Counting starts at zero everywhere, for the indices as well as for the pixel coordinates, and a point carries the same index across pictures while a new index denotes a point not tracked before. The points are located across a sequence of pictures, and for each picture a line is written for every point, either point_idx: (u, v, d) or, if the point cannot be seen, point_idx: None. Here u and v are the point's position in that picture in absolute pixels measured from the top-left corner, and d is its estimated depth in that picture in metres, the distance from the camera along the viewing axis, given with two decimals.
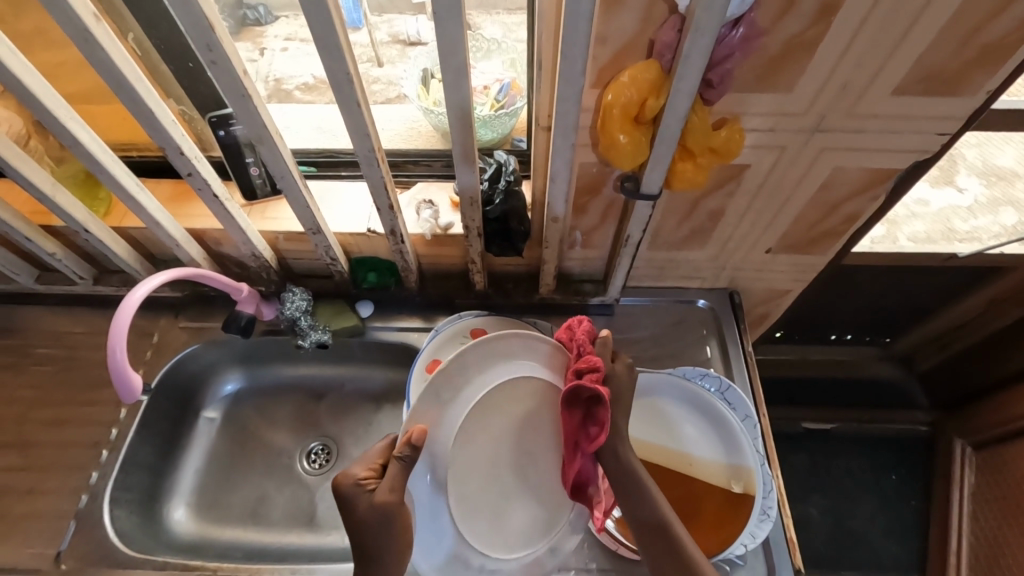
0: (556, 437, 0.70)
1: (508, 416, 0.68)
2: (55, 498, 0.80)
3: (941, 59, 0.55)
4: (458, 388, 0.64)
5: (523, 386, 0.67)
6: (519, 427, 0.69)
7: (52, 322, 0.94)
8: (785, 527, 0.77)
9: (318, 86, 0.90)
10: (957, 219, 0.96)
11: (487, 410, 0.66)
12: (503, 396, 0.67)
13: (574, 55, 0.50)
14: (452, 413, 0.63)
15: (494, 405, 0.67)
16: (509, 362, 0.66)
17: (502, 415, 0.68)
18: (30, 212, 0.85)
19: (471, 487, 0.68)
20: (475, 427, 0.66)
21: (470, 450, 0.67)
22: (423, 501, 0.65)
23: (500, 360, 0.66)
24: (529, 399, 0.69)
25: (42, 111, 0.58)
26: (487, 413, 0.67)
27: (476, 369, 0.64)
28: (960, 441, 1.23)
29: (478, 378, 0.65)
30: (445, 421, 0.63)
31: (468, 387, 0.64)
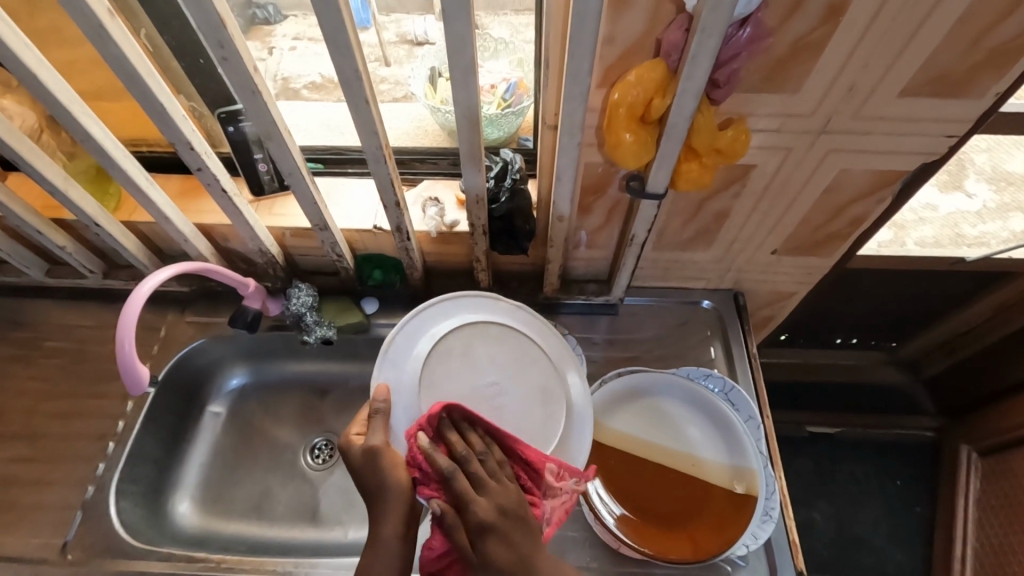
0: (511, 359, 0.74)
1: (463, 357, 0.73)
2: (63, 489, 0.81)
3: (950, 62, 0.55)
4: (402, 351, 0.72)
5: (468, 330, 0.74)
6: (482, 364, 0.73)
7: (62, 315, 0.95)
8: (788, 530, 0.76)
9: (326, 85, 0.90)
10: (965, 224, 0.96)
11: (441, 356, 0.72)
12: (452, 342, 0.73)
13: (580, 55, 0.50)
14: (411, 368, 0.71)
15: (446, 350, 0.72)
16: (448, 314, 0.75)
17: (462, 360, 0.73)
18: (42, 205, 0.86)
19: None
20: (437, 374, 0.71)
21: (445, 393, 0.70)
22: None
23: (435, 317, 0.74)
24: (480, 342, 0.74)
25: (56, 106, 0.59)
26: (445, 361, 0.72)
27: (420, 335, 0.73)
28: (966, 448, 1.22)
29: (422, 336, 0.73)
30: (406, 376, 0.70)
31: (416, 345, 0.72)
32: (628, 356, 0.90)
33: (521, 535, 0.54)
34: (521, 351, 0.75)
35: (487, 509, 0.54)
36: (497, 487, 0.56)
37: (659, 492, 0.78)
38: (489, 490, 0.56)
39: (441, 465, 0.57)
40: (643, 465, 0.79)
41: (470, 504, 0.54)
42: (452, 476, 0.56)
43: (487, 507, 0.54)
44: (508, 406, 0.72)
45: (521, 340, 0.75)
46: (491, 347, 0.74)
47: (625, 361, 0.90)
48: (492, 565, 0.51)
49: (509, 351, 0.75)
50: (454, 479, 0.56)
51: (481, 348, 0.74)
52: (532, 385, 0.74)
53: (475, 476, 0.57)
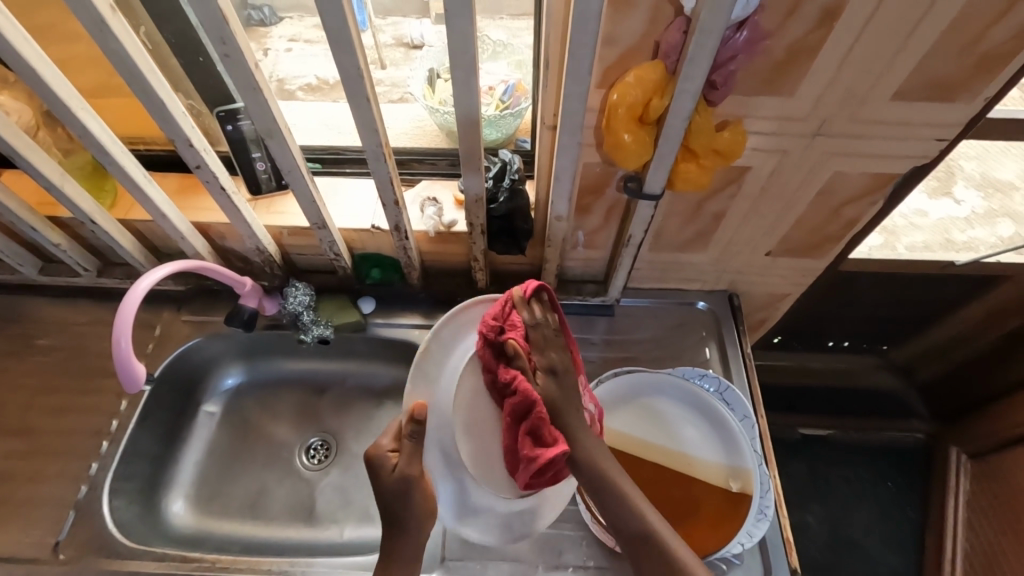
0: None
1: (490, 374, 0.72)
2: (56, 488, 0.81)
3: (941, 66, 0.57)
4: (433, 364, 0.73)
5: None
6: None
7: (55, 313, 0.94)
8: (782, 527, 0.77)
9: (322, 87, 0.90)
10: (955, 229, 0.97)
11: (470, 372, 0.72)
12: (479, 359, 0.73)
13: (581, 54, 0.51)
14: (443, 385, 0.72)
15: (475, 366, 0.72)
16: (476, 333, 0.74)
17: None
18: (37, 202, 0.85)
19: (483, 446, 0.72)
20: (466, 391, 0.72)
21: (474, 416, 0.72)
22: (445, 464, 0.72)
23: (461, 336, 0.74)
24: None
25: (54, 101, 0.58)
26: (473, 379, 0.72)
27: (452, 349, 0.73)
28: (956, 450, 1.24)
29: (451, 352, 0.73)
30: (438, 398, 0.72)
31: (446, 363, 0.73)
32: (625, 356, 0.91)
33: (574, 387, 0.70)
34: None
35: (558, 356, 0.70)
36: (563, 351, 0.71)
37: (655, 491, 0.79)
38: (559, 345, 0.71)
39: (529, 317, 0.70)
40: (639, 464, 0.80)
41: (545, 352, 0.70)
42: (534, 328, 0.70)
43: (556, 360, 0.70)
44: None
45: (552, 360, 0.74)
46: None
47: (622, 361, 0.91)
48: (550, 400, 0.68)
49: None
50: (535, 330, 0.70)
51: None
52: None
53: (551, 333, 0.71)
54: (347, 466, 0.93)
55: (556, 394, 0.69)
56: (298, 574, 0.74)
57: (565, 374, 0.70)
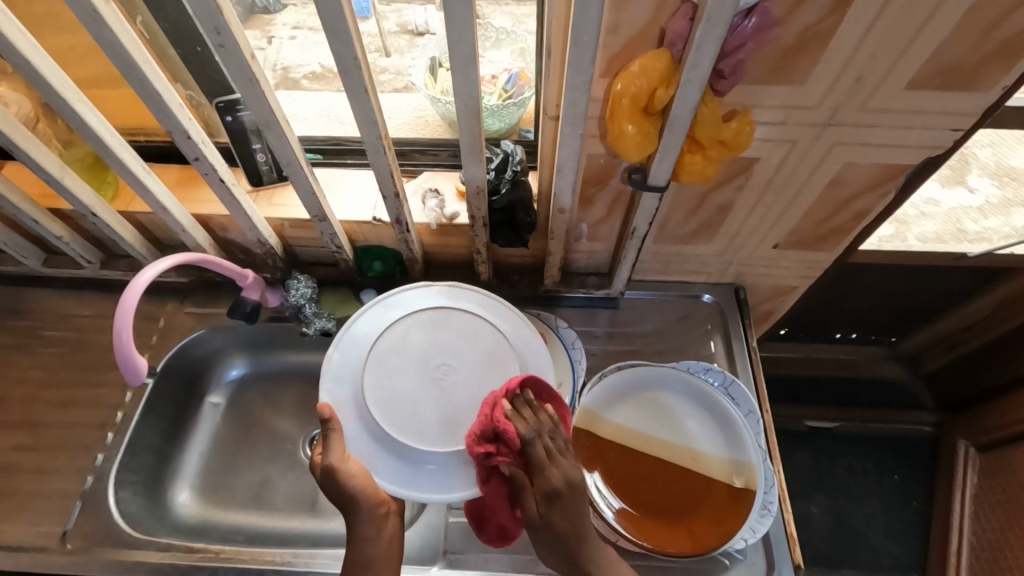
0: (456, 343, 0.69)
1: (400, 355, 0.68)
2: (63, 478, 0.82)
3: (958, 53, 0.55)
4: (341, 363, 0.68)
5: (406, 322, 0.70)
6: (426, 350, 0.69)
7: (60, 305, 0.95)
8: (786, 523, 0.77)
9: (325, 75, 0.89)
10: (967, 219, 0.95)
11: (378, 358, 0.68)
12: (387, 343, 0.69)
13: (584, 43, 0.49)
14: (351, 382, 0.67)
15: (384, 349, 0.68)
16: (381, 316, 0.71)
17: (403, 355, 0.68)
18: (38, 195, 0.85)
19: (412, 419, 0.65)
20: (378, 378, 0.67)
21: (390, 392, 0.67)
22: (377, 453, 0.65)
23: (366, 325, 0.71)
24: (421, 331, 0.70)
25: (50, 93, 0.58)
26: (384, 363, 0.68)
27: (358, 339, 0.70)
28: (964, 442, 1.23)
29: (357, 345, 0.69)
30: (347, 391, 0.67)
31: (351, 357, 0.69)
32: (627, 350, 0.90)
33: (573, 505, 0.60)
34: (465, 325, 0.71)
35: (558, 480, 0.59)
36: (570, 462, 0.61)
37: (657, 486, 0.78)
38: (562, 463, 0.60)
39: (525, 434, 0.59)
40: (642, 458, 0.79)
41: (546, 473, 0.59)
42: (531, 449, 0.59)
43: (559, 478, 0.59)
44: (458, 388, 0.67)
45: (463, 317, 0.71)
46: (433, 332, 0.70)
47: (624, 354, 0.90)
48: (552, 529, 0.60)
49: (452, 331, 0.70)
50: (533, 447, 0.59)
51: (423, 336, 0.69)
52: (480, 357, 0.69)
53: (552, 451, 0.60)
54: None
55: (558, 519, 0.60)
56: (300, 566, 0.74)
57: (569, 494, 0.60)
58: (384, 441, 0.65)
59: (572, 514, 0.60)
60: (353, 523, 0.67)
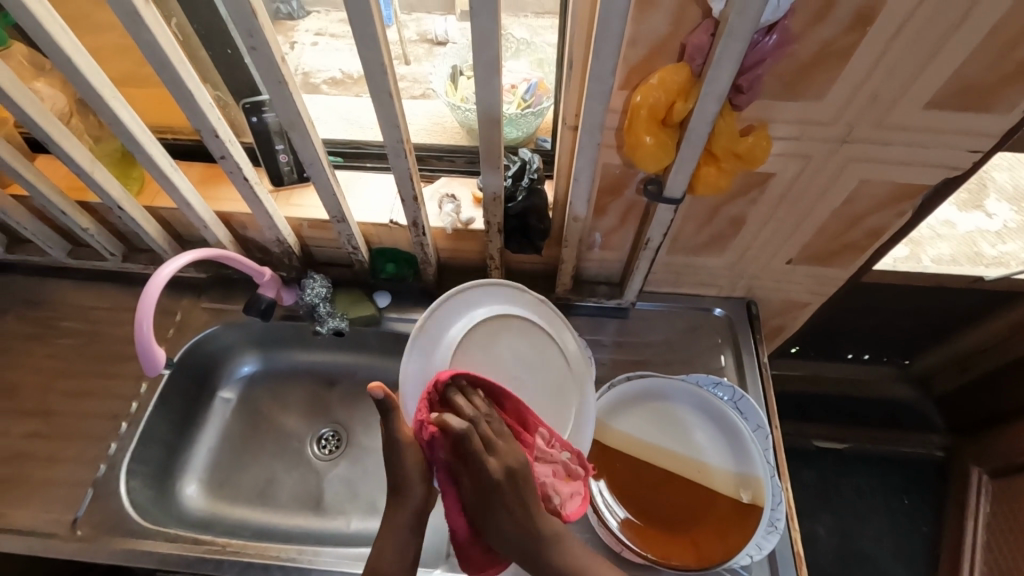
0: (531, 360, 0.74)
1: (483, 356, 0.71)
2: (76, 466, 0.83)
3: (976, 75, 0.55)
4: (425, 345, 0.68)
5: (497, 322, 0.73)
6: (506, 359, 0.73)
7: (81, 296, 0.97)
8: (793, 541, 0.76)
9: (345, 81, 0.91)
10: (983, 242, 0.95)
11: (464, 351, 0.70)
12: (472, 340, 0.71)
13: (605, 55, 0.51)
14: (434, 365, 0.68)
15: (471, 345, 0.70)
16: (471, 306, 0.72)
17: (487, 354, 0.72)
18: (67, 187, 0.87)
19: None
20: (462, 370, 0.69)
21: None
22: None
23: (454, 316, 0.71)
24: (505, 335, 0.73)
25: (87, 90, 0.60)
26: (468, 358, 0.70)
27: (449, 323, 0.70)
28: (977, 469, 1.21)
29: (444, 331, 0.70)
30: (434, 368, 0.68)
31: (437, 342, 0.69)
32: (636, 360, 0.90)
33: (513, 496, 0.58)
34: (542, 345, 0.75)
35: (497, 471, 0.57)
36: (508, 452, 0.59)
37: (663, 498, 0.78)
38: (498, 452, 0.58)
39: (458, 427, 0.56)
40: (649, 470, 0.79)
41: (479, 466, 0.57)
42: (464, 441, 0.56)
43: (495, 468, 0.57)
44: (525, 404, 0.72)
45: (542, 337, 0.75)
46: (516, 342, 0.74)
47: (633, 365, 0.90)
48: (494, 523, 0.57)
49: (531, 346, 0.75)
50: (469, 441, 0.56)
51: (507, 341, 0.73)
52: (550, 380, 0.75)
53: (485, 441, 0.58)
54: (356, 457, 0.94)
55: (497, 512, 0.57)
56: (303, 563, 0.74)
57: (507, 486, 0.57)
58: None
59: (516, 506, 0.58)
60: None
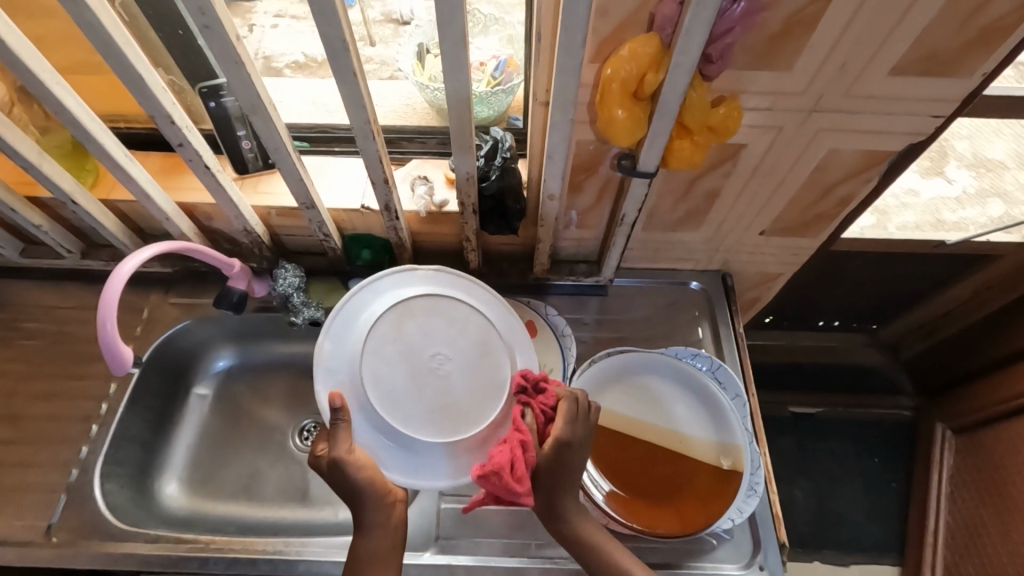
0: (438, 324, 0.70)
1: (408, 333, 0.69)
2: (47, 471, 0.80)
3: (939, 40, 0.56)
4: (337, 349, 0.68)
5: (398, 310, 0.69)
6: (420, 339, 0.69)
7: (40, 297, 0.93)
8: (772, 502, 0.78)
9: (309, 65, 0.88)
10: (946, 210, 0.98)
11: (389, 335, 0.68)
12: (386, 328, 0.69)
13: (575, 27, 0.49)
14: (351, 365, 0.67)
15: (385, 338, 0.68)
16: (364, 308, 0.70)
17: (399, 341, 0.69)
18: (16, 182, 0.83)
19: (416, 415, 0.67)
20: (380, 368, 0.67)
21: (391, 381, 0.67)
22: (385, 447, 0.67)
23: (363, 307, 0.70)
24: (412, 315, 0.70)
25: (28, 76, 0.56)
26: (383, 349, 0.68)
27: (355, 324, 0.69)
28: (941, 425, 1.26)
29: (351, 330, 0.69)
30: (346, 376, 0.67)
31: (345, 346, 0.68)
32: (616, 337, 0.91)
33: (572, 466, 0.66)
34: (450, 310, 0.71)
35: (576, 435, 0.65)
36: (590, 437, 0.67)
37: (645, 471, 0.79)
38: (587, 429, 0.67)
39: (563, 394, 0.67)
40: (632, 445, 0.80)
41: (571, 424, 0.65)
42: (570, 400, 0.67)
43: (578, 434, 0.65)
44: (454, 373, 0.68)
45: (443, 303, 0.71)
46: (425, 317, 0.70)
47: (613, 341, 0.91)
48: (549, 477, 0.65)
49: (438, 316, 0.70)
50: (570, 403, 0.66)
51: (416, 320, 0.70)
52: (468, 344, 0.70)
53: (576, 411, 0.66)
54: None
55: (554, 467, 0.64)
56: (293, 555, 0.74)
57: (577, 454, 0.65)
58: (389, 431, 0.66)
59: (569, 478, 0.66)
60: (363, 508, 0.65)
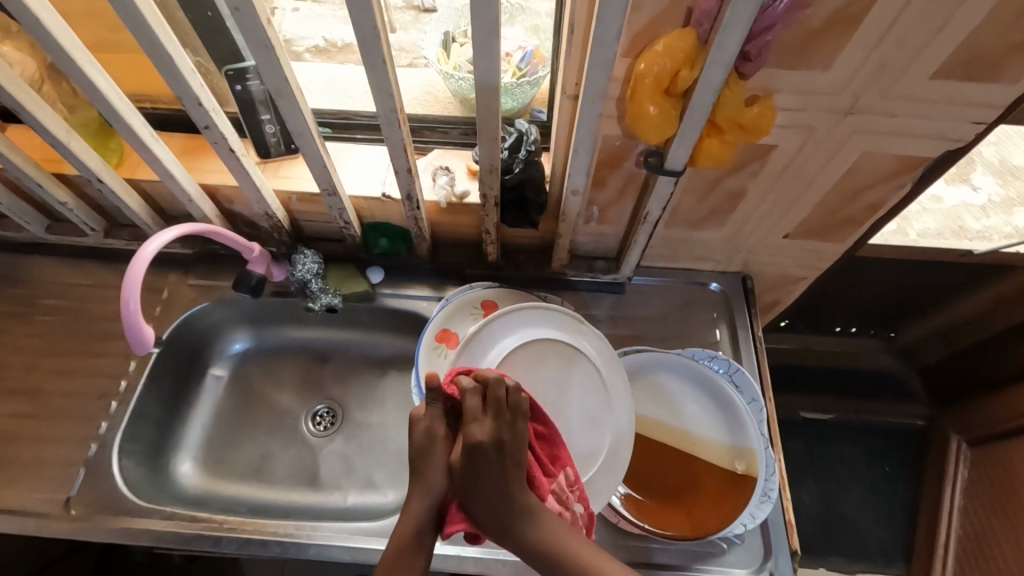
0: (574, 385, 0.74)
1: (548, 371, 0.74)
2: (66, 445, 0.81)
3: (986, 43, 0.54)
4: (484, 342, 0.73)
5: (545, 345, 0.74)
6: (549, 381, 0.74)
7: (62, 273, 0.94)
8: (784, 508, 0.78)
9: (329, 49, 0.87)
10: (968, 216, 0.95)
11: (533, 361, 0.74)
12: (533, 355, 0.74)
13: (610, 19, 0.48)
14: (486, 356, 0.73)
15: (526, 358, 0.74)
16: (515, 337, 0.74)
17: (531, 370, 0.74)
18: (43, 159, 0.84)
19: None
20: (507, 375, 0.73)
21: None
22: None
23: (519, 326, 0.75)
24: (553, 367, 0.74)
25: (59, 54, 0.56)
26: (516, 365, 0.73)
27: (508, 335, 0.74)
28: (956, 436, 1.24)
29: (506, 336, 0.74)
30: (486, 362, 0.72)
31: (490, 345, 0.73)
32: (632, 335, 0.90)
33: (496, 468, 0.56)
34: (583, 374, 0.75)
35: (481, 434, 0.55)
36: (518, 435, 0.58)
37: (659, 470, 0.79)
38: (499, 420, 0.57)
39: (464, 388, 0.59)
40: (647, 444, 0.80)
41: (475, 422, 0.56)
42: (468, 397, 0.58)
43: (488, 432, 0.56)
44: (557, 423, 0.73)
45: (582, 364, 0.75)
46: (560, 367, 0.74)
47: (629, 339, 0.90)
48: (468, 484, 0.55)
49: (573, 376, 0.74)
50: (471, 398, 0.58)
51: (556, 372, 0.74)
52: (585, 413, 0.74)
53: (491, 402, 0.58)
54: (352, 433, 0.94)
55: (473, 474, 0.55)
56: (303, 538, 0.74)
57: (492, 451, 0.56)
58: None
59: (495, 483, 0.55)
60: None
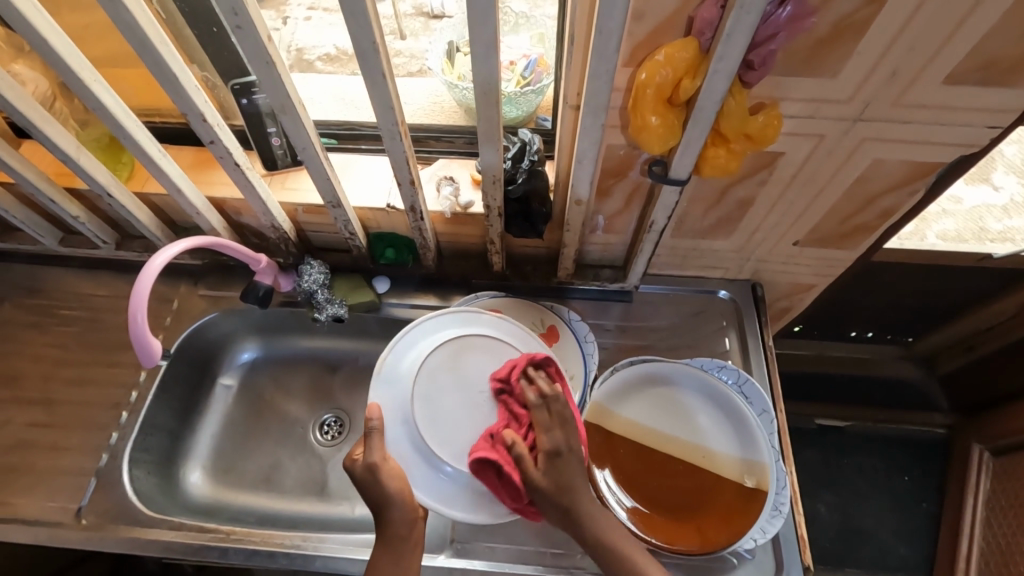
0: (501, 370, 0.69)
1: (469, 365, 0.69)
2: (78, 455, 0.83)
3: (1001, 49, 0.52)
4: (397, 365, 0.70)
5: (459, 341, 0.70)
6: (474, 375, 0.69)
7: (76, 284, 0.96)
8: (797, 524, 0.76)
9: (340, 57, 0.87)
10: (990, 218, 0.93)
11: (449, 363, 0.69)
12: (449, 355, 0.70)
13: (610, 31, 0.48)
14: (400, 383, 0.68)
15: (445, 361, 0.69)
16: (427, 337, 0.72)
17: (452, 374, 0.69)
18: (56, 173, 0.85)
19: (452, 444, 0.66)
20: (428, 389, 0.67)
21: (430, 407, 0.67)
22: (416, 461, 0.66)
23: (430, 332, 0.72)
24: (482, 354, 0.70)
25: (67, 74, 0.57)
26: (435, 377, 0.68)
27: (418, 344, 0.71)
28: (979, 446, 1.20)
29: (417, 347, 0.71)
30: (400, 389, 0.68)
31: (404, 364, 0.70)
32: (639, 345, 0.89)
33: (569, 474, 0.63)
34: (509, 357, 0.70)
35: (561, 441, 0.63)
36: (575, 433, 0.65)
37: (667, 483, 0.77)
38: (565, 429, 0.64)
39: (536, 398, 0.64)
40: (654, 456, 0.79)
41: (552, 432, 0.63)
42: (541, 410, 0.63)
43: (562, 438, 0.63)
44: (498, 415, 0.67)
45: (502, 348, 0.71)
46: (480, 358, 0.70)
47: (637, 349, 0.89)
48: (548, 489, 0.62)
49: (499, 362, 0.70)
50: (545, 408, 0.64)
51: (485, 360, 0.70)
52: None
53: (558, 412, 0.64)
54: None
55: (555, 478, 0.62)
56: (309, 550, 0.75)
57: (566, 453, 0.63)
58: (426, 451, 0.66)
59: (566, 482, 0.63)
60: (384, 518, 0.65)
